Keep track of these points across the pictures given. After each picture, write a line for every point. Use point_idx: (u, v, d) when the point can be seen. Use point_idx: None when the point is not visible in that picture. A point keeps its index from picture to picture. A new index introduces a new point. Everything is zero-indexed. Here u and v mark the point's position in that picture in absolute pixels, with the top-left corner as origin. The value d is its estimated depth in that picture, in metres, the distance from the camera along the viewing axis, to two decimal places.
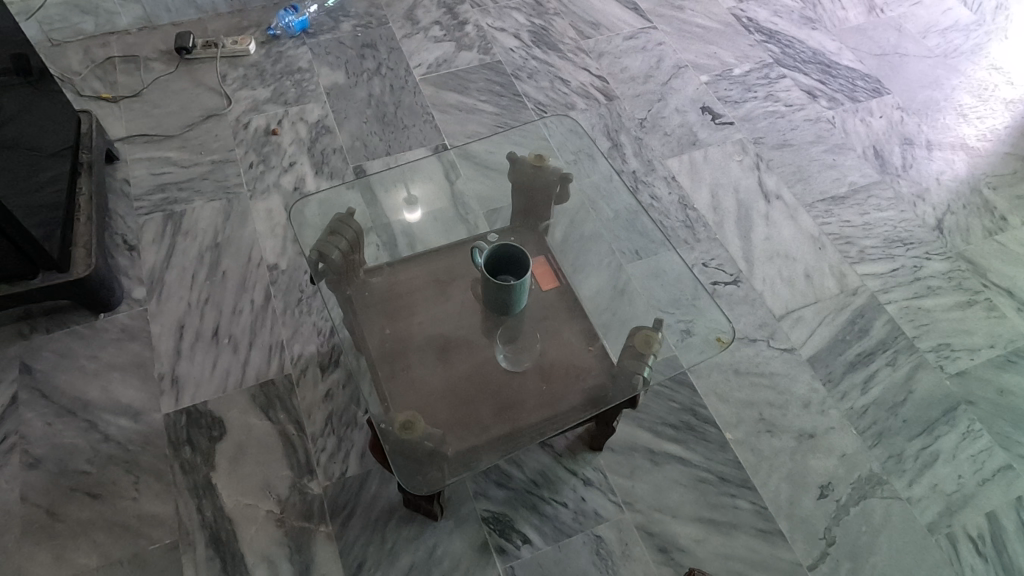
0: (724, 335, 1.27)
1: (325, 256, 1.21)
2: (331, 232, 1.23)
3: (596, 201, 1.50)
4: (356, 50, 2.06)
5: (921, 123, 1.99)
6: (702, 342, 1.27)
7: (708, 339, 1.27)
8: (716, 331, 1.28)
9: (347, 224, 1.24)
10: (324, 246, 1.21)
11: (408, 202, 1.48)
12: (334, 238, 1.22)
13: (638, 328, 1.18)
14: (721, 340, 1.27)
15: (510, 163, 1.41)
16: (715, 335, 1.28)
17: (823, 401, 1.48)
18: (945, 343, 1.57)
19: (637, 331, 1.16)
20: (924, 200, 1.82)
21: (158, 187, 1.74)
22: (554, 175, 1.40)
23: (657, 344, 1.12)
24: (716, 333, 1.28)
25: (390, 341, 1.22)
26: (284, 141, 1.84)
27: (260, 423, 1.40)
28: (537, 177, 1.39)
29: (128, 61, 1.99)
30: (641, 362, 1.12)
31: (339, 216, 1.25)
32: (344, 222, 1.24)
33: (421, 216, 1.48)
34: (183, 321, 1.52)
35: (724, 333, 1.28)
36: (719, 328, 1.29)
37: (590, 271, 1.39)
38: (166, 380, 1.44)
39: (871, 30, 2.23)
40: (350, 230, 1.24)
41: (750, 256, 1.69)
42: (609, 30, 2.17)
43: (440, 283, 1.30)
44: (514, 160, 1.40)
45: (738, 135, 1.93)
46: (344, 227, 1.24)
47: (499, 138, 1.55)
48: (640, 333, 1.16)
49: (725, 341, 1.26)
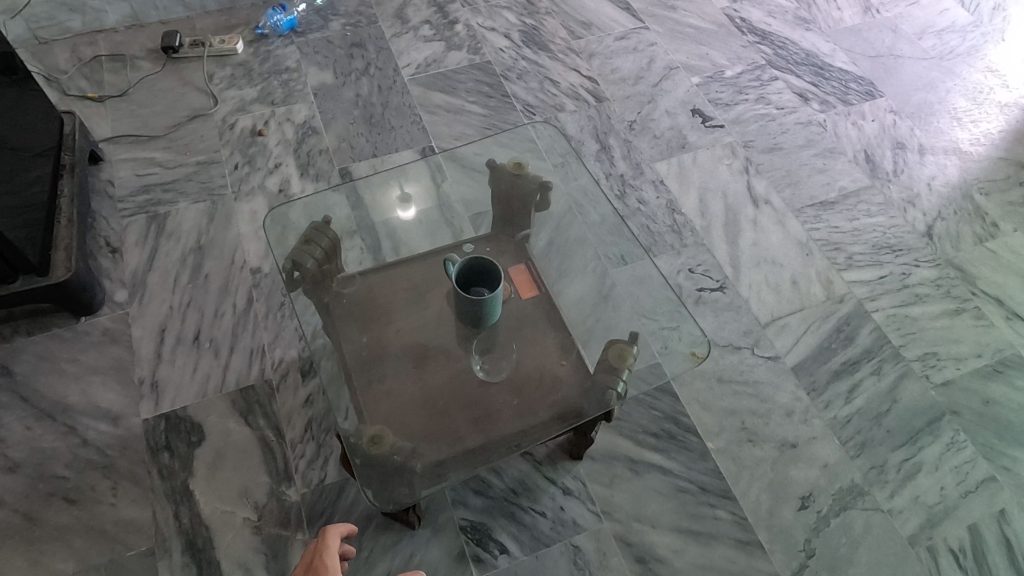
0: (699, 349, 1.25)
1: (299, 265, 1.22)
2: (306, 241, 1.25)
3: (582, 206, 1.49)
4: (345, 49, 2.04)
5: (915, 127, 1.97)
6: (674, 355, 1.25)
7: (682, 354, 1.25)
8: (691, 345, 1.26)
9: (321, 232, 1.25)
10: (299, 255, 1.23)
11: (402, 200, 1.50)
12: (310, 246, 1.23)
13: (613, 342, 1.19)
14: (695, 355, 1.25)
15: (490, 170, 1.41)
16: (690, 349, 1.26)
17: (806, 410, 1.47)
18: (931, 352, 1.56)
19: (611, 345, 1.17)
20: (914, 206, 1.80)
21: (142, 188, 1.73)
22: (533, 183, 1.39)
23: (631, 357, 1.12)
24: (691, 349, 1.26)
25: (366, 349, 1.21)
26: (270, 142, 1.83)
27: (239, 429, 1.39)
28: (514, 186, 1.39)
29: (115, 59, 1.98)
30: (615, 376, 1.12)
31: (314, 224, 1.26)
32: (319, 231, 1.25)
33: (414, 215, 1.50)
34: (164, 325, 1.52)
35: (700, 348, 1.25)
36: (694, 343, 1.27)
37: (575, 277, 1.38)
38: (146, 384, 1.44)
39: (866, 31, 2.20)
40: (324, 238, 1.25)
41: (736, 262, 1.68)
42: (600, 30, 2.15)
43: (418, 290, 1.29)
44: (492, 167, 1.40)
45: (728, 138, 1.91)
46: (319, 236, 1.25)
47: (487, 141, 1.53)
48: (615, 346, 1.17)
49: (699, 357, 1.24)
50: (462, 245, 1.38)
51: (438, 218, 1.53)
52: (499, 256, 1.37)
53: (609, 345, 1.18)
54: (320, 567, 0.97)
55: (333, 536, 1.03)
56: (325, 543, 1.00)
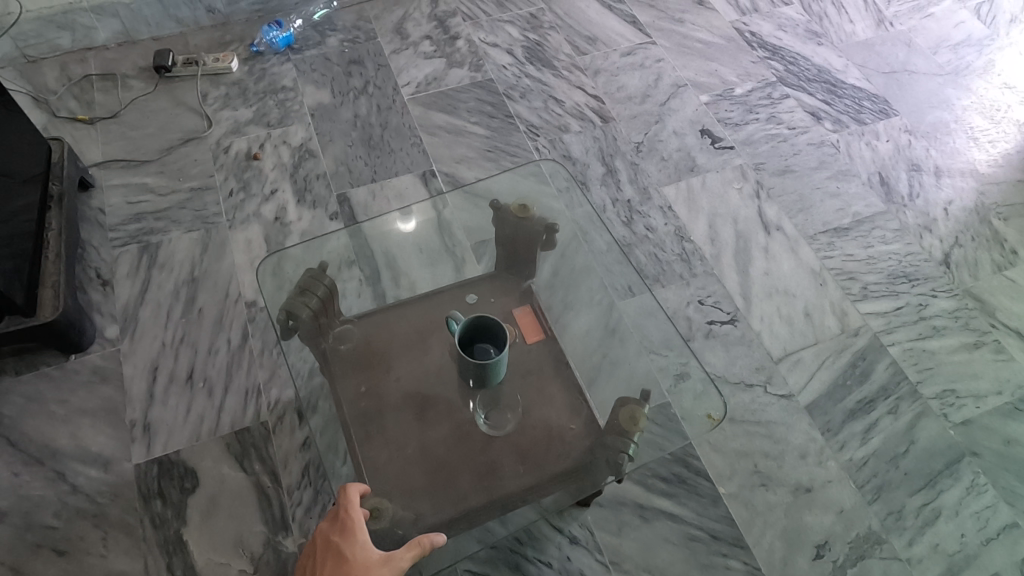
0: (715, 412, 1.16)
1: (294, 316, 1.16)
2: (302, 289, 1.19)
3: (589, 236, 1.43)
4: (342, 67, 1.98)
5: (930, 148, 1.91)
6: (689, 418, 1.16)
7: (698, 416, 1.16)
8: (706, 406, 1.17)
9: (318, 279, 1.20)
10: (293, 305, 1.17)
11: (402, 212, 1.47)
12: (305, 295, 1.18)
13: (623, 399, 1.11)
14: (711, 418, 1.16)
15: (494, 210, 1.34)
16: (705, 411, 1.17)
17: (821, 451, 1.42)
18: (949, 389, 1.51)
19: (623, 404, 1.10)
20: (931, 231, 1.75)
21: (134, 216, 1.67)
22: (540, 224, 1.33)
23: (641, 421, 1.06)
24: (706, 412, 1.17)
25: (365, 400, 1.16)
26: (266, 166, 1.78)
27: (234, 474, 1.35)
28: (521, 228, 1.32)
29: (106, 78, 1.92)
30: (626, 439, 1.06)
31: (310, 271, 1.21)
32: (315, 279, 1.20)
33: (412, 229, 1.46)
34: (157, 362, 1.47)
35: (715, 409, 1.17)
36: (710, 405, 1.17)
37: (581, 309, 1.32)
38: (138, 427, 1.39)
39: (879, 45, 2.14)
40: (321, 287, 1.19)
41: (747, 292, 1.63)
42: (606, 45, 2.09)
43: (421, 334, 1.24)
44: (496, 208, 1.34)
45: (738, 160, 1.86)
46: (315, 284, 1.19)
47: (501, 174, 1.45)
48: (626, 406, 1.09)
49: (715, 420, 1.15)
50: (466, 284, 1.32)
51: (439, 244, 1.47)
52: (503, 295, 1.31)
53: (620, 404, 1.09)
54: (344, 523, 0.94)
55: (356, 490, 0.97)
56: (348, 499, 0.95)
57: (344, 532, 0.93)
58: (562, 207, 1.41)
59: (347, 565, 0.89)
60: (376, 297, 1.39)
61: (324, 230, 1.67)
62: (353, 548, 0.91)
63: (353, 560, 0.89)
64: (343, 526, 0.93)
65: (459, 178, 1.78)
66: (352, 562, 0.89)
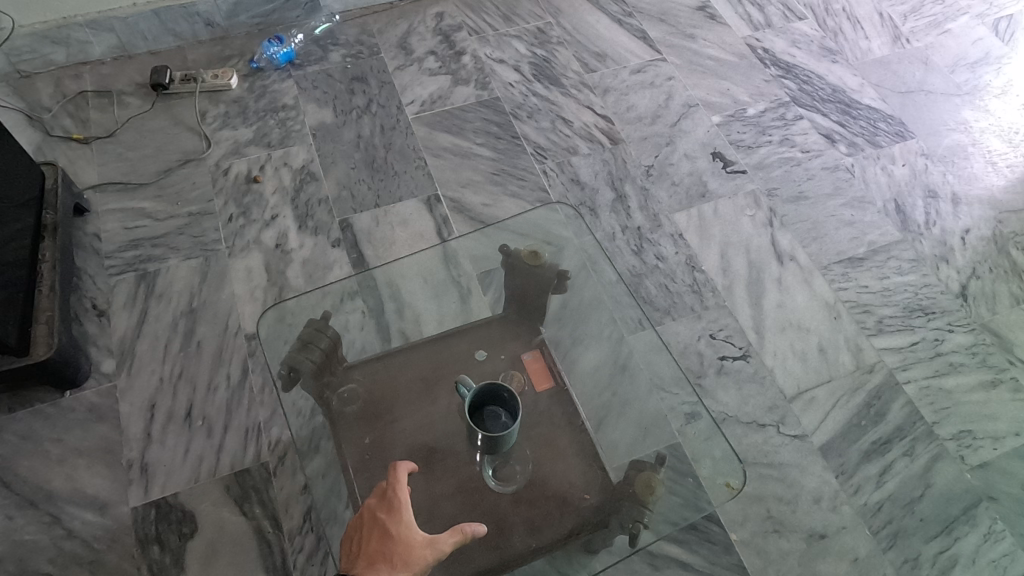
0: (734, 480, 1.10)
1: (297, 368, 1.16)
2: (305, 342, 1.18)
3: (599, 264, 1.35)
4: (345, 84, 1.93)
5: (947, 173, 1.86)
6: (707, 485, 1.09)
7: (716, 483, 1.10)
8: (726, 473, 1.11)
9: (321, 332, 1.19)
10: (296, 357, 1.17)
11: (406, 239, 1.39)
12: (309, 349, 1.17)
13: (639, 463, 1.12)
14: (730, 487, 1.10)
15: (504, 256, 1.31)
16: (724, 478, 1.10)
17: (835, 496, 1.39)
18: (967, 430, 1.47)
19: (638, 470, 1.09)
20: (947, 262, 1.70)
21: (131, 243, 1.63)
22: (551, 273, 1.29)
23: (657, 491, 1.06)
24: (725, 480, 1.10)
25: (370, 452, 1.13)
26: (267, 190, 1.73)
27: (234, 518, 1.31)
28: (532, 277, 1.29)
29: (102, 95, 1.86)
30: (643, 508, 1.06)
31: (313, 323, 1.20)
32: (319, 331, 1.19)
33: (414, 262, 1.37)
34: (155, 399, 1.43)
35: (734, 477, 1.11)
36: (729, 472, 1.11)
37: (590, 344, 1.28)
38: (135, 468, 1.36)
39: (895, 63, 2.09)
40: (325, 339, 1.19)
41: (760, 326, 1.59)
42: (615, 62, 2.04)
43: (427, 382, 1.20)
44: (508, 255, 1.31)
45: (751, 185, 1.81)
46: (318, 337, 1.19)
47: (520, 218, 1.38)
48: (642, 474, 1.09)
49: (734, 489, 1.09)
50: (474, 338, 1.27)
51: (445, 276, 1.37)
52: (512, 340, 1.27)
53: (636, 469, 1.10)
54: (392, 502, 0.95)
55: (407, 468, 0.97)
56: (398, 478, 0.96)
57: (392, 511, 0.94)
58: (571, 234, 1.36)
59: (393, 544, 0.91)
60: (380, 331, 1.28)
61: (326, 258, 1.63)
62: (399, 527, 0.93)
63: (398, 539, 0.92)
64: (391, 504, 0.95)
65: (464, 204, 1.73)
66: (397, 541, 0.91)
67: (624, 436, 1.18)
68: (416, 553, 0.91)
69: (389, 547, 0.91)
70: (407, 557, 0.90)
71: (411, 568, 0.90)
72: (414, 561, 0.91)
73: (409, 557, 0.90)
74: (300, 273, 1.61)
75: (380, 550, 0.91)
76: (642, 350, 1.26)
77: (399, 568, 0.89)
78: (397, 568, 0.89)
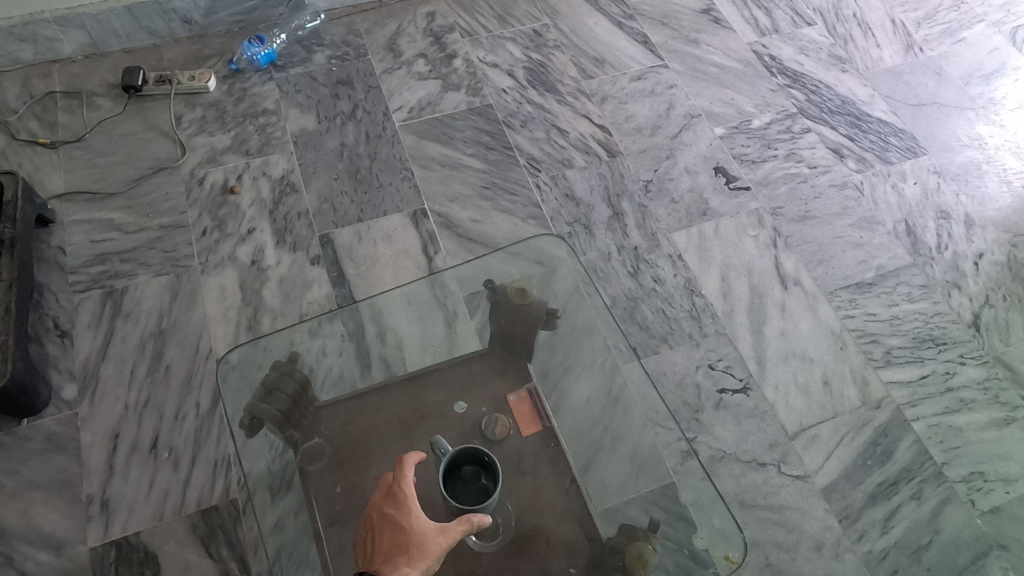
0: (734, 554, 0.99)
1: (259, 419, 1.08)
2: (269, 390, 1.10)
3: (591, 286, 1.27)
4: (330, 88, 1.83)
5: (960, 193, 1.77)
6: (702, 559, 0.99)
7: (713, 557, 0.99)
8: (724, 544, 1.00)
9: (286, 377, 1.11)
10: (257, 408, 1.08)
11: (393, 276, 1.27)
12: (272, 398, 1.09)
13: (630, 526, 1.04)
14: (729, 561, 0.99)
15: (489, 291, 1.24)
16: (722, 551, 1.00)
17: (838, 542, 1.31)
18: (977, 472, 1.40)
19: (631, 539, 1.03)
20: (959, 288, 1.62)
21: (98, 257, 1.54)
22: (540, 309, 1.21)
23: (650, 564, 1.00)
24: (723, 553, 1.00)
25: (341, 503, 1.05)
26: (244, 202, 1.64)
27: (199, 560, 1.23)
28: (519, 314, 1.21)
29: (71, 96, 1.76)
30: None
31: (278, 368, 1.13)
32: (285, 376, 1.11)
33: (398, 291, 1.26)
34: (118, 429, 1.35)
35: (735, 549, 1.00)
36: (728, 543, 1.01)
37: (582, 374, 1.19)
38: (95, 503, 1.27)
39: (907, 73, 1.99)
40: (291, 384, 1.11)
41: (762, 356, 1.51)
42: (615, 68, 1.94)
43: (405, 427, 1.12)
44: (492, 290, 1.23)
45: (754, 204, 1.72)
46: (283, 382, 1.11)
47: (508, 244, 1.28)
48: (635, 544, 1.02)
49: (733, 565, 0.99)
50: (453, 386, 1.17)
51: (432, 300, 1.28)
52: (497, 378, 1.19)
53: (627, 537, 1.03)
54: (397, 497, 0.93)
55: (410, 464, 0.96)
56: (401, 474, 0.94)
57: (398, 505, 0.92)
58: (563, 254, 1.28)
59: (405, 537, 0.89)
60: (360, 355, 1.18)
61: (304, 277, 1.54)
62: (408, 520, 0.90)
63: (410, 532, 0.89)
64: (397, 498, 0.93)
65: (452, 219, 1.64)
66: (409, 533, 0.89)
67: (616, 474, 1.11)
68: (430, 541, 0.88)
69: (402, 540, 0.89)
70: (421, 547, 0.88)
71: (429, 555, 0.88)
72: (431, 548, 0.88)
73: (425, 546, 0.88)
74: (276, 293, 1.52)
75: (394, 545, 0.89)
76: (636, 380, 1.18)
77: (417, 558, 0.87)
78: (414, 558, 0.87)
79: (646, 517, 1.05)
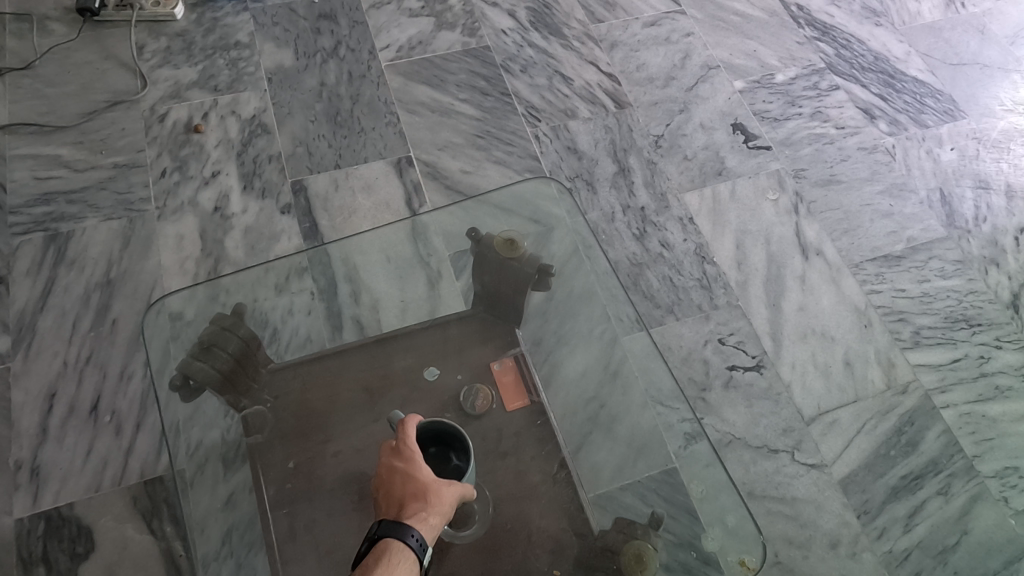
0: (751, 558, 0.86)
1: (193, 380, 0.92)
2: (206, 346, 0.95)
3: (592, 244, 1.11)
4: (310, 22, 1.65)
5: (1001, 161, 1.60)
6: (712, 565, 0.86)
7: (726, 562, 0.86)
8: (739, 547, 0.87)
9: (228, 334, 0.95)
10: (191, 366, 0.92)
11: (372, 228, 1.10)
12: (210, 357, 0.93)
13: (629, 521, 0.91)
14: (745, 567, 0.85)
15: (473, 241, 1.07)
16: (738, 555, 0.86)
17: (856, 541, 1.17)
18: (1013, 467, 1.26)
19: (630, 538, 0.88)
20: (998, 266, 1.47)
21: (42, 196, 1.38)
22: (530, 266, 1.04)
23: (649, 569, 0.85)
24: (737, 558, 0.86)
25: (291, 479, 0.91)
26: (209, 142, 1.47)
27: (139, 538, 1.10)
28: (507, 272, 1.05)
29: (21, 18, 1.58)
30: None
31: (218, 323, 0.96)
32: (226, 331, 0.96)
33: (373, 238, 1.10)
34: (55, 387, 1.20)
35: (753, 554, 0.86)
36: (743, 547, 0.87)
37: (578, 344, 1.05)
38: (25, 470, 1.13)
39: (947, 30, 1.81)
40: (233, 342, 0.95)
41: (778, 331, 1.36)
42: (626, 13, 1.76)
43: (371, 397, 0.98)
44: (476, 241, 1.07)
45: (775, 165, 1.56)
46: (225, 339, 0.95)
47: (499, 194, 1.12)
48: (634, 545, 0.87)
49: (749, 571, 0.85)
50: (424, 352, 1.02)
51: (412, 255, 1.10)
52: (480, 344, 1.04)
53: (625, 536, 0.88)
54: (403, 450, 0.78)
55: (414, 418, 0.81)
56: (405, 426, 0.80)
57: (407, 455, 0.78)
58: (563, 212, 1.12)
59: (420, 483, 0.75)
60: (330, 316, 1.08)
61: (272, 227, 1.38)
62: (421, 471, 0.76)
63: (423, 480, 0.75)
64: (403, 451, 0.78)
65: (440, 169, 1.48)
66: (425, 481, 0.75)
67: (610, 458, 0.98)
68: (445, 489, 0.75)
69: (416, 486, 0.75)
70: (437, 494, 0.75)
71: (446, 506, 0.75)
72: (446, 497, 0.75)
73: (440, 492, 0.75)
74: (240, 243, 1.36)
75: (408, 492, 0.75)
76: (638, 354, 1.03)
77: (434, 505, 0.74)
78: (433, 504, 0.74)
79: (648, 509, 0.92)
